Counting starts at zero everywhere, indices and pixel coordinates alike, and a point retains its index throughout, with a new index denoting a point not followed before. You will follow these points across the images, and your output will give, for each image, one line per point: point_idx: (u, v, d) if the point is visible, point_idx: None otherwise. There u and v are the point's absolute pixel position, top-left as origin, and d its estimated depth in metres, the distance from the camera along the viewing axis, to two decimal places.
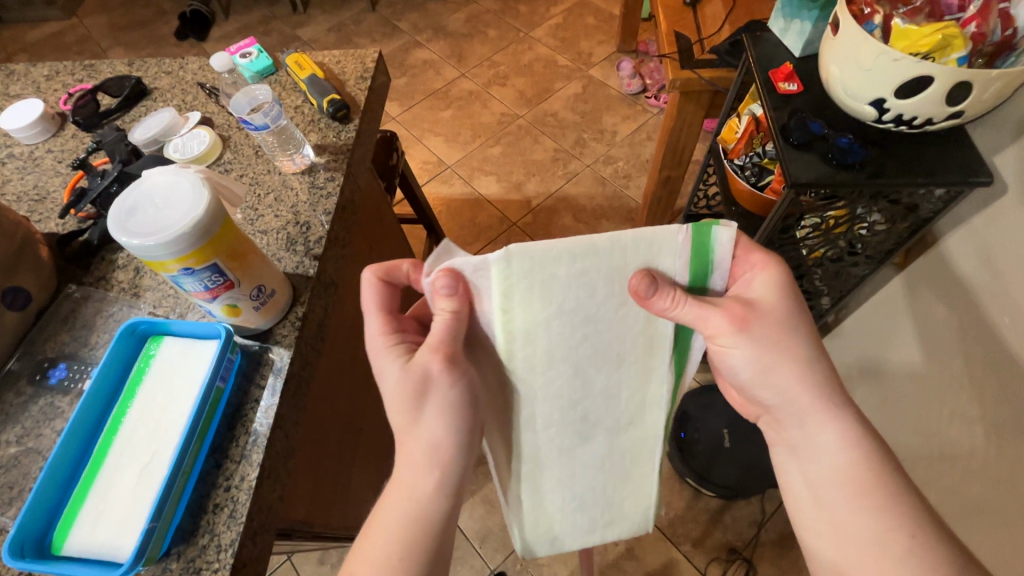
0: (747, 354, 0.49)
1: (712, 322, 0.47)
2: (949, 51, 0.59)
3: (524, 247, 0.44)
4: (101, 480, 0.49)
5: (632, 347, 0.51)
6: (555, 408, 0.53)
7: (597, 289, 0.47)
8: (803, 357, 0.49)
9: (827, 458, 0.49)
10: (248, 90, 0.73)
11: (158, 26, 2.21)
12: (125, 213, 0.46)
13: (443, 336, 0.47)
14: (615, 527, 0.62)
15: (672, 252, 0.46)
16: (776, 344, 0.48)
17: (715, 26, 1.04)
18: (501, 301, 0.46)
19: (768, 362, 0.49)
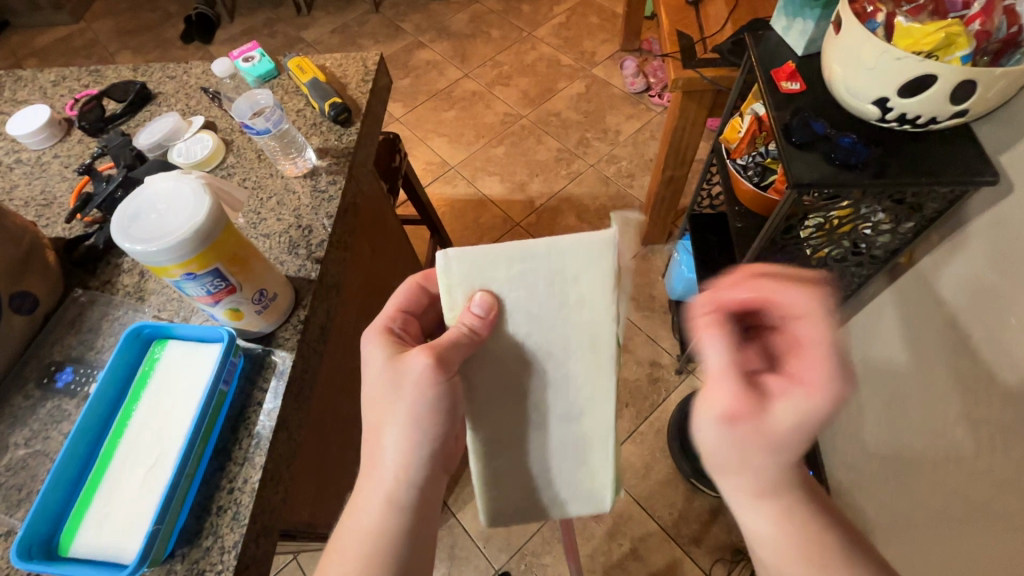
0: (707, 436, 0.46)
1: (715, 392, 0.44)
2: (954, 49, 0.58)
3: (460, 251, 0.48)
4: (107, 483, 0.50)
5: (578, 344, 0.51)
6: (501, 396, 0.52)
7: (537, 291, 0.49)
8: (768, 468, 0.44)
9: (771, 538, 0.45)
10: (250, 94, 0.73)
11: (164, 30, 2.23)
12: (127, 219, 0.46)
13: (444, 342, 0.47)
14: (575, 503, 0.57)
15: (607, 253, 0.48)
16: (745, 455, 0.44)
17: (718, 25, 1.04)
18: (449, 306, 0.49)
19: (736, 456, 0.44)
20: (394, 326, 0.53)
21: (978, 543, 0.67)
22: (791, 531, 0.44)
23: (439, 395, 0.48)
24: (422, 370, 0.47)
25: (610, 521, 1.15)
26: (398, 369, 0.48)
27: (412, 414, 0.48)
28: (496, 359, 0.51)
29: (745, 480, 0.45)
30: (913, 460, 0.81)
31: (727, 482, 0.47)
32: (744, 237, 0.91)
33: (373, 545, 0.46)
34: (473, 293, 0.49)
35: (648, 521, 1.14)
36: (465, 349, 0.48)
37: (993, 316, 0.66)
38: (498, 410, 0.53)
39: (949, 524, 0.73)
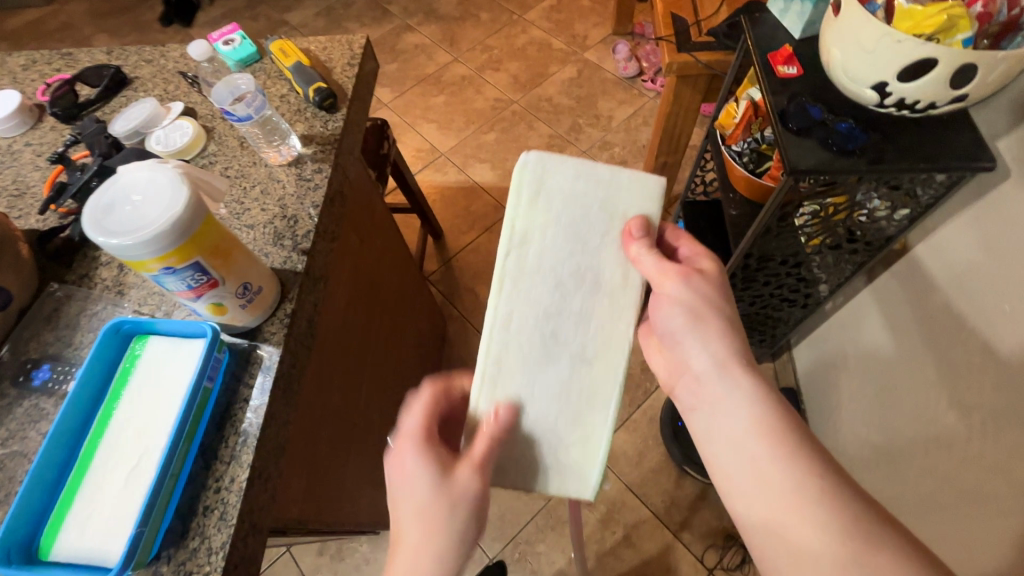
0: (683, 307, 0.53)
1: (667, 269, 0.52)
2: (955, 32, 0.57)
3: (542, 154, 0.55)
4: (89, 484, 0.48)
5: (608, 275, 0.54)
6: (531, 315, 0.53)
7: (589, 210, 0.54)
8: (727, 314, 0.53)
9: (738, 412, 0.49)
10: (230, 79, 0.70)
11: (142, 12, 2.15)
12: (100, 211, 0.44)
13: (486, 453, 0.50)
14: (560, 477, 0.53)
15: (654, 199, 0.55)
16: (712, 302, 0.53)
17: (713, 8, 1.01)
18: (513, 201, 0.54)
19: (704, 315, 0.52)
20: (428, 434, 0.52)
21: (967, 530, 0.68)
22: (756, 409, 0.48)
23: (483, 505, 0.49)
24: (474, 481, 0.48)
25: (604, 509, 1.15)
26: (452, 493, 0.47)
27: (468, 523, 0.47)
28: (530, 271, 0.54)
29: (712, 333, 0.52)
30: (903, 448, 0.82)
31: (697, 355, 0.52)
32: (739, 225, 0.90)
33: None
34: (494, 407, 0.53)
35: (641, 508, 1.15)
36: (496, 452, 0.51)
37: (988, 304, 0.66)
38: (523, 335, 0.53)
39: (938, 510, 0.74)
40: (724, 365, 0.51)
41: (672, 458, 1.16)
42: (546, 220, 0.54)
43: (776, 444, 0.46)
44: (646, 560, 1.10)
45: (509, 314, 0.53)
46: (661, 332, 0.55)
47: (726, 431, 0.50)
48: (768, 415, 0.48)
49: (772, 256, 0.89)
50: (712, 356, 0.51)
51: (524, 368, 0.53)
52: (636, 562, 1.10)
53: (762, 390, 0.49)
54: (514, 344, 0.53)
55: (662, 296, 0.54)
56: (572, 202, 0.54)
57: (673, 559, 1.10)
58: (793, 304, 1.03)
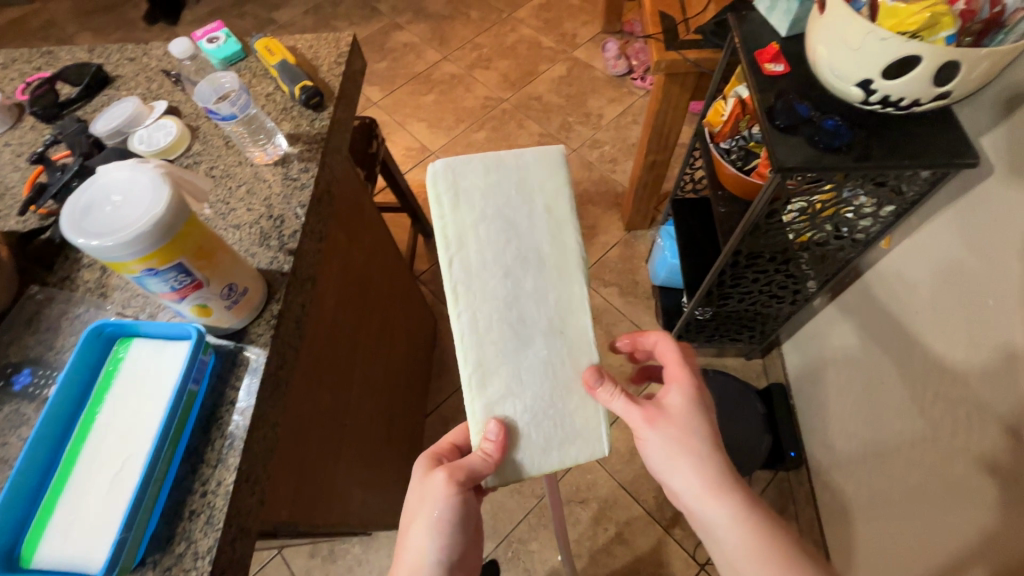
0: (659, 450, 0.56)
1: (631, 413, 0.57)
2: (938, 30, 0.57)
3: (447, 160, 0.55)
4: (72, 489, 0.47)
5: (548, 250, 0.55)
6: (492, 308, 0.54)
7: (509, 196, 0.55)
8: (700, 449, 0.55)
9: (727, 537, 0.53)
10: (213, 78, 0.69)
11: (126, 11, 2.12)
12: (79, 212, 0.43)
13: (464, 465, 0.53)
14: (574, 446, 0.56)
15: (559, 163, 0.57)
16: (683, 441, 0.55)
17: (700, 6, 1.02)
18: (437, 210, 0.54)
19: (674, 456, 0.55)
20: (443, 456, 0.61)
21: (953, 522, 0.69)
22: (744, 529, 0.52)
23: (456, 507, 0.54)
24: (441, 485, 0.53)
25: (596, 506, 1.16)
26: (427, 491, 0.55)
27: (437, 519, 0.54)
28: (475, 268, 0.54)
29: (688, 470, 0.55)
30: (889, 443, 0.83)
31: (680, 487, 0.56)
32: (727, 222, 0.90)
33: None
34: (487, 421, 0.54)
35: (634, 505, 1.15)
36: (481, 472, 0.53)
37: (973, 299, 0.67)
38: (492, 328, 0.54)
39: (923, 503, 0.75)
40: (704, 494, 0.54)
41: None
42: (473, 216, 0.54)
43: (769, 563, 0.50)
44: (639, 557, 1.10)
45: (474, 317, 0.54)
46: (649, 466, 0.59)
47: (723, 557, 0.54)
48: (755, 531, 0.52)
49: (760, 253, 0.89)
50: (694, 490, 0.54)
51: (502, 360, 0.54)
52: (630, 559, 1.10)
53: (746, 505, 0.53)
54: (487, 341, 0.54)
55: (640, 439, 0.58)
56: (489, 195, 0.55)
57: (665, 556, 1.10)
58: (781, 301, 1.04)
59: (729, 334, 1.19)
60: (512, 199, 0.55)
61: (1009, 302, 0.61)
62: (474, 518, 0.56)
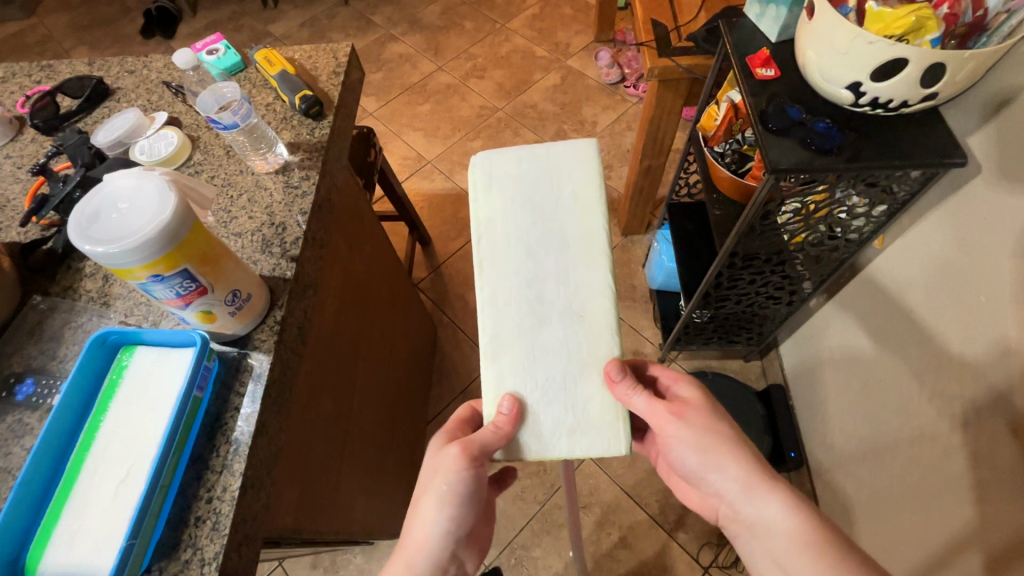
0: (690, 443, 0.57)
1: (658, 411, 0.56)
2: (923, 33, 0.59)
3: (484, 152, 0.59)
4: (76, 498, 0.47)
5: (573, 235, 0.56)
6: (512, 286, 0.55)
7: (537, 183, 0.57)
8: (731, 435, 0.56)
9: (776, 530, 0.52)
10: (216, 87, 0.70)
11: (123, 25, 2.14)
12: (86, 219, 0.44)
13: (473, 439, 0.53)
14: (590, 434, 0.54)
15: (591, 153, 0.57)
16: (713, 428, 0.57)
17: (691, 13, 1.03)
18: (472, 197, 0.57)
19: (707, 449, 0.56)
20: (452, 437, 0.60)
21: (952, 517, 0.70)
22: (790, 519, 0.52)
23: (466, 481, 0.54)
24: (454, 459, 0.54)
25: (599, 511, 1.15)
26: (439, 466, 0.54)
27: (448, 493, 0.54)
28: (500, 248, 0.56)
29: (726, 459, 0.55)
30: (888, 440, 0.83)
31: (722, 484, 0.56)
32: (723, 224, 0.91)
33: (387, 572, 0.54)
34: (500, 396, 0.54)
35: (636, 509, 1.15)
36: (491, 446, 0.52)
37: (964, 295, 0.68)
38: (511, 305, 0.55)
39: (923, 500, 0.75)
40: (751, 487, 0.54)
41: None
42: (502, 202, 0.57)
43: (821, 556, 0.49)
44: (643, 561, 1.10)
45: (495, 291, 0.55)
46: (685, 469, 0.59)
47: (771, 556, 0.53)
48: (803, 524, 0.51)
49: (756, 254, 0.90)
50: (734, 481, 0.55)
51: (519, 335, 0.55)
52: (633, 563, 1.10)
53: (791, 500, 0.53)
54: (505, 318, 0.55)
55: (666, 436, 0.58)
56: (521, 183, 0.57)
57: (669, 560, 1.10)
58: (778, 302, 1.05)
59: (726, 337, 1.20)
60: (542, 187, 0.57)
61: (1001, 298, 0.63)
62: (482, 491, 0.56)
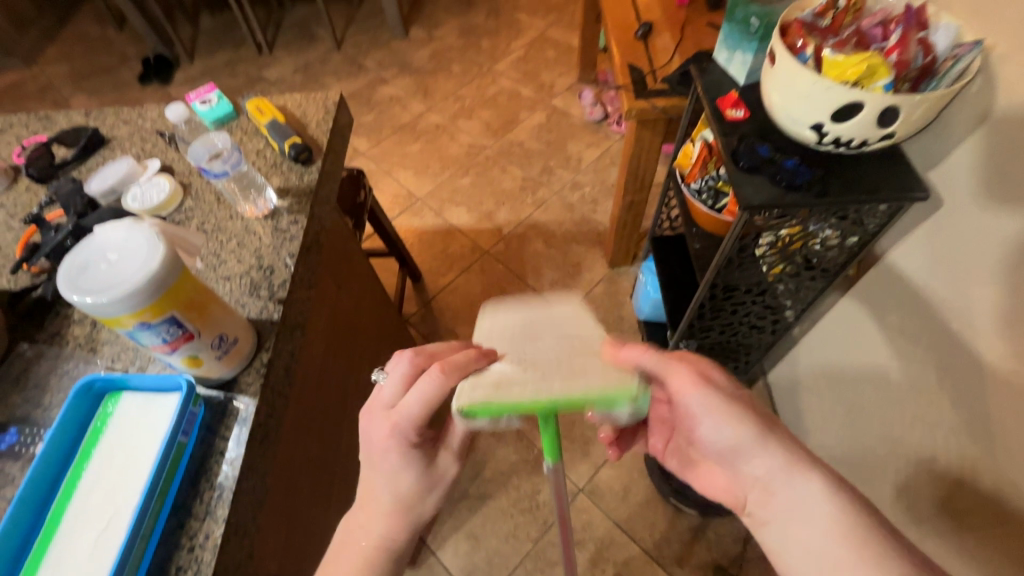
0: (717, 410, 0.54)
1: (678, 378, 0.55)
2: (876, 78, 0.62)
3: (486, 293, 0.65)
4: (55, 551, 0.47)
5: (564, 316, 0.58)
6: (505, 336, 0.57)
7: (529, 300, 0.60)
8: (761, 407, 0.54)
9: (816, 512, 0.49)
10: (207, 138, 0.75)
11: (121, 73, 2.20)
12: (76, 270, 0.45)
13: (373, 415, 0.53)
14: (579, 382, 0.49)
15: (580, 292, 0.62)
16: (742, 397, 0.55)
17: (666, 58, 1.09)
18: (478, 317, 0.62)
19: (739, 421, 0.53)
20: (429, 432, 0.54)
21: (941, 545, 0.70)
22: (833, 503, 0.48)
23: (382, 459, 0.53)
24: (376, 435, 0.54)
25: (593, 548, 1.13)
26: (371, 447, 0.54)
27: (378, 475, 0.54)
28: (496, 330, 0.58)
29: (761, 432, 0.53)
30: (876, 467, 0.84)
31: (759, 461, 0.52)
32: (703, 257, 0.94)
33: (371, 554, 0.53)
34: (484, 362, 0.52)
35: (630, 543, 1.13)
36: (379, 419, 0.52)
37: (937, 321, 0.70)
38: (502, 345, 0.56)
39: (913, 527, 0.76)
40: (790, 467, 0.51)
41: (659, 491, 1.15)
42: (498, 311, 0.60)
43: (864, 540, 0.45)
44: None
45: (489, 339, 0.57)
46: (714, 444, 0.56)
47: (810, 546, 0.48)
48: (848, 510, 0.47)
49: (736, 286, 0.92)
50: (775, 462, 0.52)
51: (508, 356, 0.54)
52: None
53: (833, 484, 0.49)
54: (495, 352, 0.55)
55: (692, 405, 0.55)
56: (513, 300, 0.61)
57: None
58: (762, 332, 1.07)
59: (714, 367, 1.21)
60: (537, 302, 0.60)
61: (971, 325, 0.65)
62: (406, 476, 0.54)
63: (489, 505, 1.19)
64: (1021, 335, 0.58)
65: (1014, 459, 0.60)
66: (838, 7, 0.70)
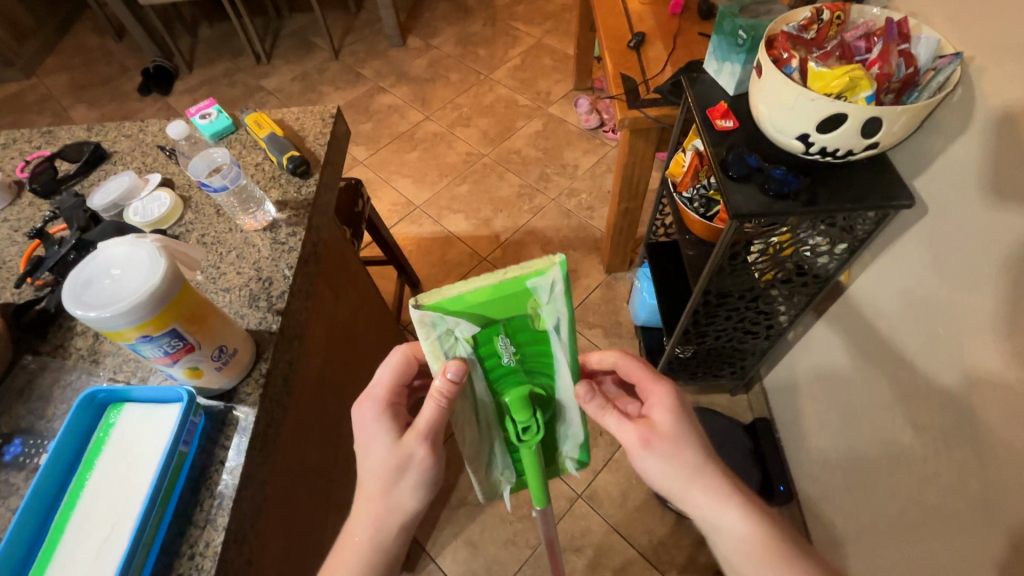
0: (657, 471, 0.51)
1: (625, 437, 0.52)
2: (858, 90, 0.64)
3: None
4: (58, 560, 0.48)
5: None
6: None
7: None
8: (698, 459, 0.51)
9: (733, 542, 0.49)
10: (206, 154, 0.77)
11: (122, 83, 2.23)
12: (80, 286, 0.47)
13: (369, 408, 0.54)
14: None
15: None
16: (682, 454, 0.51)
17: (658, 68, 1.11)
18: None
19: (678, 475, 0.51)
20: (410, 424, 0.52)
21: (932, 548, 0.71)
22: (748, 530, 0.49)
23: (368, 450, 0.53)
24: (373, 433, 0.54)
25: (591, 553, 1.14)
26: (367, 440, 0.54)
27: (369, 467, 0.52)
28: None
29: (694, 485, 0.50)
30: (869, 470, 0.85)
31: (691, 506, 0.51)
32: (696, 263, 0.95)
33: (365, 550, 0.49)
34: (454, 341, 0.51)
35: (628, 548, 1.14)
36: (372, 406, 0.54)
37: (925, 326, 0.71)
38: None
39: (905, 530, 0.77)
40: (714, 507, 0.50)
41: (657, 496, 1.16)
42: None
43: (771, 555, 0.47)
44: None
45: None
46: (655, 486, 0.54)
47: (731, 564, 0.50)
48: (763, 528, 0.48)
49: (729, 292, 0.94)
50: (699, 505, 0.50)
51: None
52: None
53: (749, 510, 0.49)
54: None
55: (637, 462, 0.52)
56: None
57: None
58: (756, 336, 1.08)
59: (711, 371, 1.22)
60: None
61: (957, 329, 0.66)
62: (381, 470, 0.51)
63: (488, 511, 1.20)
64: (1004, 341, 0.60)
65: (1001, 461, 0.61)
66: (822, 20, 0.73)
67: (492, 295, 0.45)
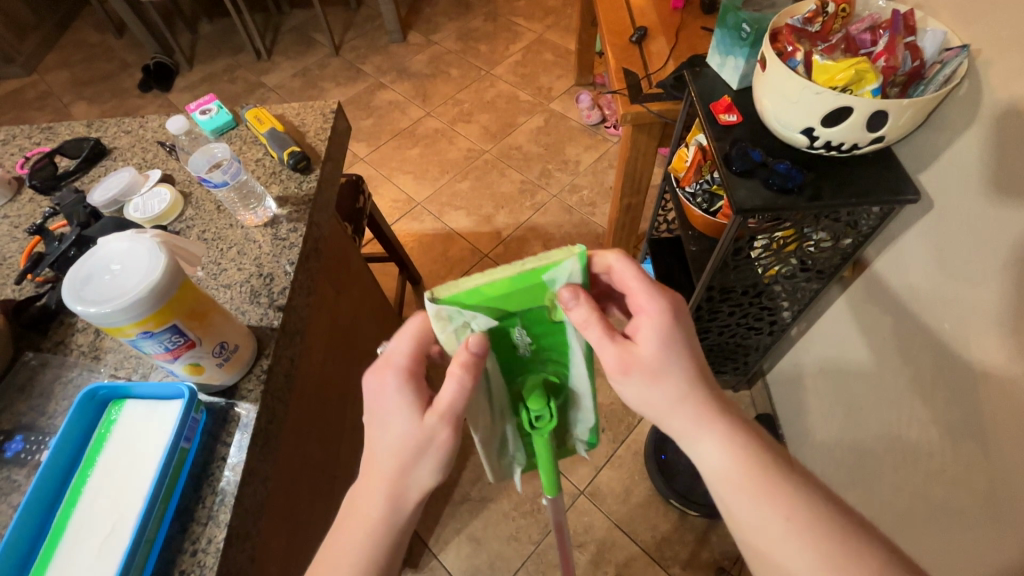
0: (635, 393, 0.47)
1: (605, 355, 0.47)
2: (864, 83, 0.63)
3: None
4: (60, 557, 0.48)
5: None
6: None
7: None
8: (684, 384, 0.46)
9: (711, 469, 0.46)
10: (207, 149, 0.76)
11: (122, 79, 2.22)
12: (80, 281, 0.46)
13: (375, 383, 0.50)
14: None
15: None
16: (665, 378, 0.46)
17: (661, 62, 1.10)
18: None
19: (656, 400, 0.47)
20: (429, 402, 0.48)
21: (938, 544, 0.71)
22: (728, 459, 0.45)
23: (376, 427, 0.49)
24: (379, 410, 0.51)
25: (593, 549, 1.14)
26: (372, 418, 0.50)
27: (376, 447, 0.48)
28: None
29: (675, 410, 0.46)
30: (874, 466, 0.84)
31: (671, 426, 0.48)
32: (700, 259, 0.95)
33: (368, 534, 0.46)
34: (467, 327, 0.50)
35: (631, 544, 1.14)
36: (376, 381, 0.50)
37: (930, 321, 0.71)
38: None
39: (911, 526, 0.76)
40: (696, 427, 0.46)
41: (660, 493, 1.15)
42: None
43: (753, 486, 0.44)
44: None
45: None
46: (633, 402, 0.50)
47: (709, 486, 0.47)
48: (745, 455, 0.45)
49: (733, 287, 0.93)
50: (677, 426, 0.47)
51: None
52: None
53: (731, 435, 0.46)
54: None
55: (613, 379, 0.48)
56: None
57: None
58: (760, 332, 1.08)
59: (714, 367, 1.21)
60: None
61: (963, 325, 0.66)
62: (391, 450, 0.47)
63: (490, 507, 1.20)
64: (1012, 335, 0.59)
65: (1007, 457, 0.60)
66: (827, 13, 0.72)
67: (509, 287, 0.44)
